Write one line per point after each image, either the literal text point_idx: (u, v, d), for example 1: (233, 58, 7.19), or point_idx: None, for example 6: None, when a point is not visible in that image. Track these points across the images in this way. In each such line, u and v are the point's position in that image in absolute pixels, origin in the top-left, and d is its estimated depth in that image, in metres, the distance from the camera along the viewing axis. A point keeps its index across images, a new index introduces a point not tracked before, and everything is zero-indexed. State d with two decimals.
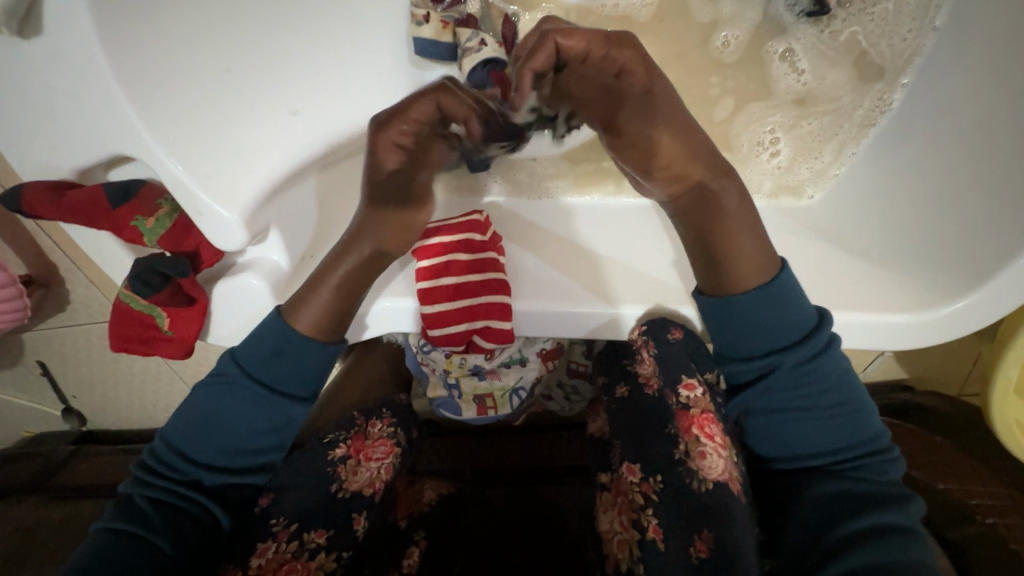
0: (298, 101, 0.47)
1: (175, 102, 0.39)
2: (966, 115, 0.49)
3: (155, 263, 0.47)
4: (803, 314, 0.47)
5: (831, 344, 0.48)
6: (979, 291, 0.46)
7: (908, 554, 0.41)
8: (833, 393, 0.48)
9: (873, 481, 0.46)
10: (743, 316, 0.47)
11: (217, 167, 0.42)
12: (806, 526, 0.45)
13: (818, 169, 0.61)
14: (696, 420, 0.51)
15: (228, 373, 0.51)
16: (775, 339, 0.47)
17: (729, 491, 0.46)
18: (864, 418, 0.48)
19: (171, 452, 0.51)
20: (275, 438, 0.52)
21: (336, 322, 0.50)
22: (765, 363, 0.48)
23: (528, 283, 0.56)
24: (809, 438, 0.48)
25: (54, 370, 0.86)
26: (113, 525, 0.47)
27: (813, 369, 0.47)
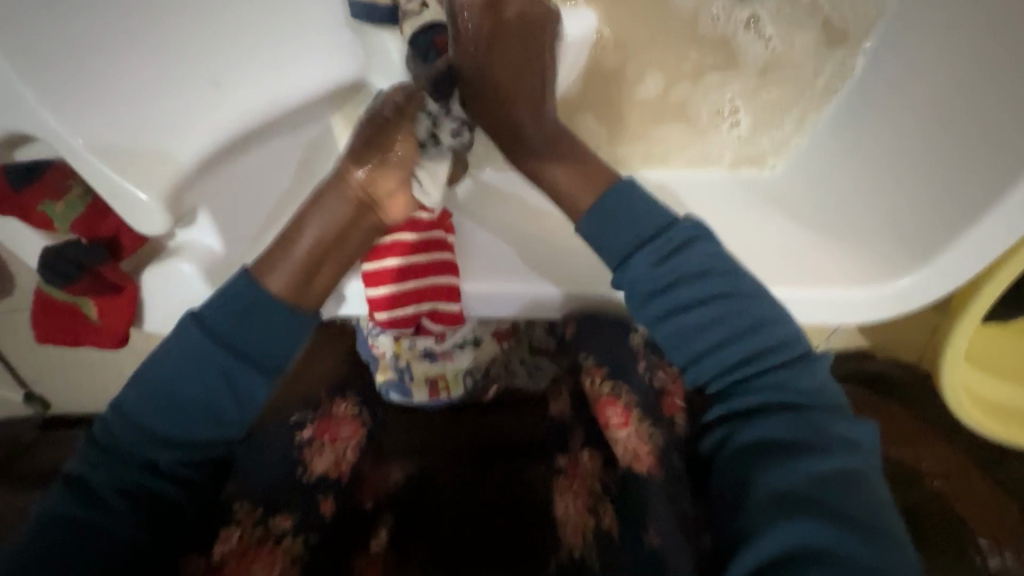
0: (219, 71, 0.41)
1: (69, 73, 0.36)
2: (930, 80, 0.48)
3: (69, 252, 0.45)
4: (648, 211, 0.47)
5: (692, 236, 0.48)
6: (923, 269, 0.48)
7: (847, 499, 0.42)
8: (705, 282, 0.47)
9: (795, 410, 0.46)
10: (608, 221, 0.47)
11: (130, 147, 0.39)
12: (734, 474, 0.45)
13: (780, 138, 0.58)
14: (600, 405, 0.57)
15: (187, 336, 0.44)
16: (633, 234, 0.47)
17: (637, 471, 0.51)
18: (754, 313, 0.47)
19: (126, 425, 0.45)
20: (235, 411, 0.46)
21: (306, 287, 0.45)
22: (631, 267, 0.47)
23: (478, 262, 0.54)
24: (704, 336, 0.47)
25: (10, 355, 0.83)
26: (62, 510, 0.43)
27: (677, 262, 0.47)
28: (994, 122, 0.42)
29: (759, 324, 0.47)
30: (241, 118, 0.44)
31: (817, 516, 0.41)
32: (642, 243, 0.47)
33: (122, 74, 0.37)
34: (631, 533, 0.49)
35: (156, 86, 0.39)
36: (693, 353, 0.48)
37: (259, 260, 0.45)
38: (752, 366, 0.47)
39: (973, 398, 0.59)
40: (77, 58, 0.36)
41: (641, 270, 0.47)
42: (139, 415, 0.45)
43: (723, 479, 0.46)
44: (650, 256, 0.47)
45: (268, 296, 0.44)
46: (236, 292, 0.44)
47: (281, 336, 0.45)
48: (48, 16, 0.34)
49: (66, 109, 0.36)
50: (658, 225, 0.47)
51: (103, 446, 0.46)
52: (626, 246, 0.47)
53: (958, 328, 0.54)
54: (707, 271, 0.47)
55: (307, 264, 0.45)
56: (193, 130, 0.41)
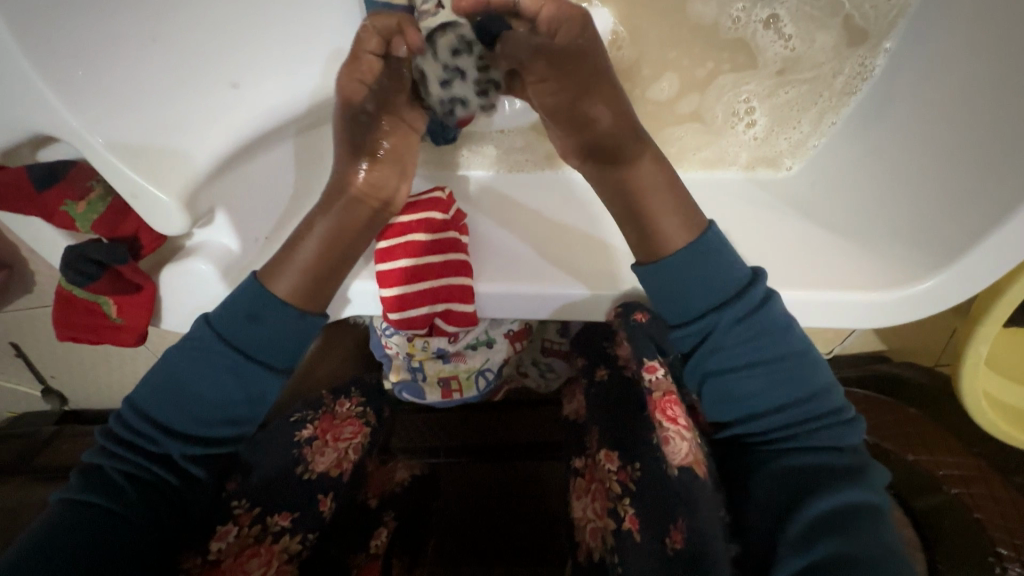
0: (239, 73, 0.42)
1: (93, 76, 0.36)
2: (952, 80, 0.47)
3: (89, 251, 0.45)
4: (729, 273, 0.47)
5: (766, 299, 0.48)
6: (945, 272, 0.46)
7: (875, 534, 0.42)
8: (766, 342, 0.48)
9: (834, 453, 0.47)
10: (675, 275, 0.48)
11: (148, 146, 0.39)
12: (770, 507, 0.45)
13: (796, 139, 0.58)
14: (660, 402, 0.48)
15: (201, 338, 0.47)
16: (707, 298, 0.48)
17: (695, 475, 0.45)
18: (810, 370, 0.49)
19: (142, 417, 0.47)
20: (246, 409, 0.49)
21: (314, 292, 0.49)
22: (697, 326, 0.49)
23: (492, 262, 0.54)
24: (759, 396, 0.48)
25: (31, 351, 0.84)
26: (79, 495, 0.44)
27: (752, 324, 0.47)
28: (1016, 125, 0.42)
29: (811, 386, 0.48)
30: (256, 118, 0.44)
31: (850, 539, 0.42)
32: (716, 306, 0.48)
33: (142, 75, 0.38)
34: (656, 541, 0.47)
35: (176, 86, 0.39)
36: (745, 410, 0.49)
37: (265, 265, 0.48)
38: (799, 420, 0.48)
39: (994, 404, 0.58)
40: (107, 71, 0.36)
41: (706, 331, 0.49)
42: (155, 409, 0.47)
43: (757, 508, 0.46)
44: (723, 318, 0.48)
45: (270, 296, 0.47)
46: (243, 298, 0.47)
47: (290, 338, 0.48)
48: (79, 34, 0.34)
49: (96, 120, 0.37)
50: (736, 287, 0.47)
51: (119, 438, 0.47)
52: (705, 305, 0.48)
53: (980, 332, 0.53)
54: (774, 335, 0.48)
55: (308, 271, 0.48)
56: (213, 130, 0.42)
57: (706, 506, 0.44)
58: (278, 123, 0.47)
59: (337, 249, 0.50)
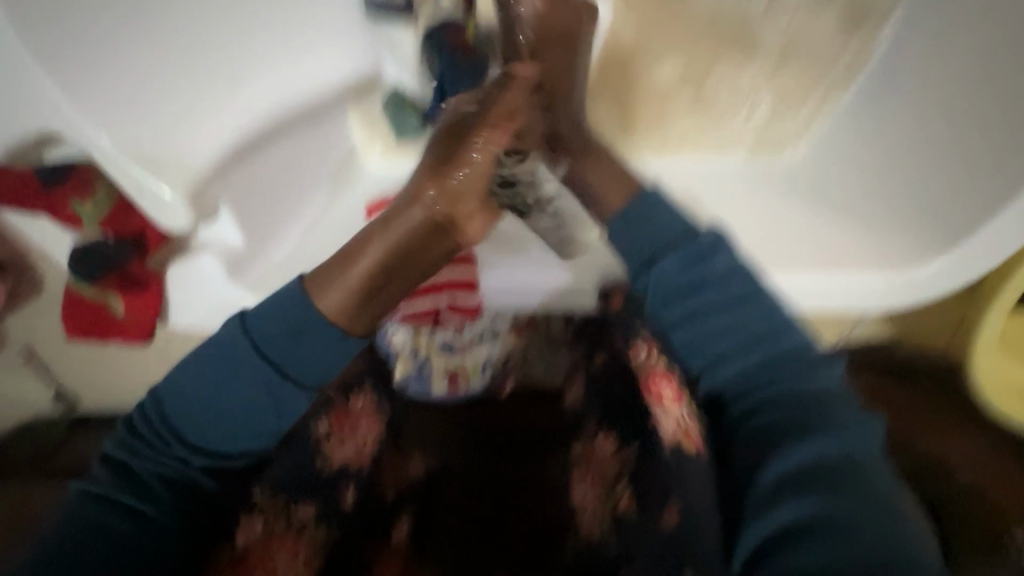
0: (239, 69, 0.44)
1: (102, 79, 0.36)
2: (959, 56, 0.47)
3: (93, 249, 0.46)
4: (671, 224, 0.48)
5: (715, 249, 0.48)
6: (950, 252, 0.47)
7: (852, 487, 0.41)
8: (724, 286, 0.48)
9: (804, 402, 0.45)
10: (625, 223, 0.48)
11: (155, 143, 0.39)
12: (744, 467, 0.45)
13: (800, 123, 0.56)
14: (652, 378, 0.52)
15: (239, 343, 0.44)
16: (648, 244, 0.48)
17: (686, 451, 0.47)
18: (768, 313, 0.48)
19: (166, 418, 0.45)
20: (276, 425, 0.45)
21: (361, 312, 0.43)
22: (653, 273, 0.48)
23: (497, 252, 0.55)
24: (720, 341, 0.48)
25: (41, 354, 0.84)
26: (101, 490, 0.44)
27: (702, 269, 0.47)
28: (1013, 101, 0.43)
29: (773, 333, 0.47)
30: (255, 113, 0.46)
31: (822, 490, 0.41)
32: (663, 247, 0.47)
33: (148, 74, 0.38)
34: (647, 515, 0.48)
35: (180, 84, 0.40)
36: (708, 356, 0.49)
37: (312, 274, 0.43)
38: (764, 366, 0.47)
39: None
40: (116, 76, 0.37)
41: (666, 279, 0.47)
42: (184, 409, 0.44)
43: (738, 463, 0.46)
44: (676, 263, 0.47)
45: (316, 313, 0.43)
46: (287, 313, 0.43)
47: (325, 355, 0.44)
48: (89, 25, 0.35)
49: (102, 116, 0.37)
50: (682, 234, 0.48)
51: (139, 432, 0.46)
52: (650, 252, 0.48)
53: None
54: (722, 279, 0.47)
55: (361, 292, 0.43)
56: (220, 125, 0.44)
57: (693, 487, 0.44)
58: (277, 115, 0.49)
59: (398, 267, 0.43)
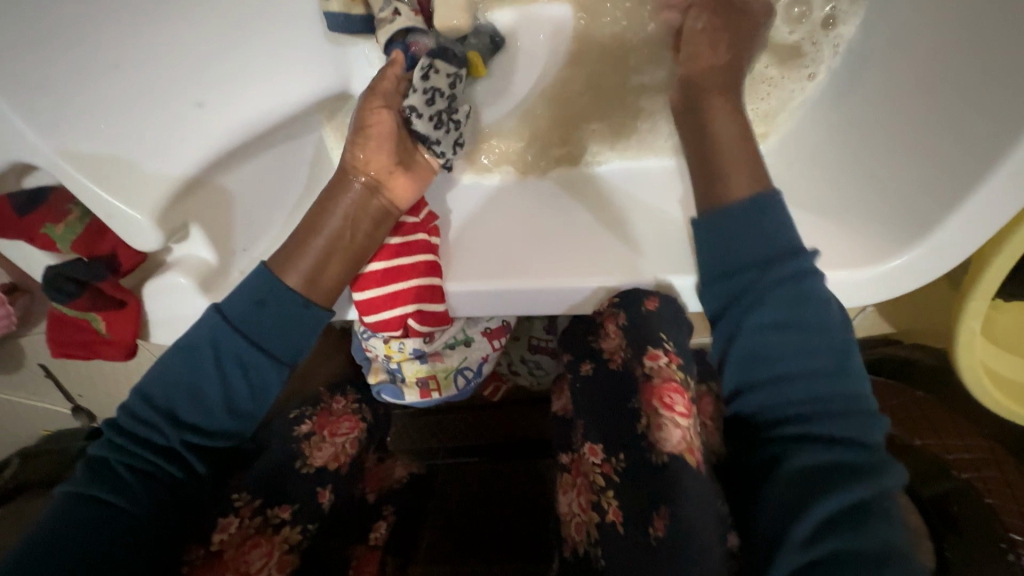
0: (202, 91, 0.43)
1: (62, 107, 0.38)
2: (923, 47, 0.46)
3: (69, 270, 0.48)
4: (766, 238, 0.47)
5: (806, 271, 0.46)
6: (916, 249, 0.45)
7: (882, 533, 0.40)
8: (794, 311, 0.46)
9: (850, 447, 0.44)
10: (730, 231, 0.48)
11: (115, 166, 0.41)
12: (778, 501, 0.44)
13: (768, 119, 0.57)
14: (664, 387, 0.48)
15: (207, 324, 0.47)
16: (756, 257, 0.47)
17: (687, 463, 0.45)
18: (837, 347, 0.47)
19: (147, 406, 0.47)
20: (252, 403, 0.48)
21: (316, 282, 0.48)
22: (728, 286, 0.48)
23: (461, 260, 0.54)
24: (782, 364, 0.47)
25: (57, 370, 0.89)
26: (83, 488, 0.45)
27: (788, 290, 0.46)
28: (975, 93, 0.41)
29: (836, 372, 0.46)
30: (228, 135, 0.46)
31: (849, 533, 0.40)
32: (748, 266, 0.47)
33: (107, 103, 0.40)
34: (637, 527, 0.46)
35: (138, 111, 0.41)
36: (765, 380, 0.48)
37: (275, 255, 0.48)
38: (812, 399, 0.46)
39: (997, 379, 0.56)
40: (73, 102, 0.39)
41: (728, 297, 0.48)
42: (174, 397, 0.47)
43: (769, 497, 0.45)
44: (762, 281, 0.47)
45: (283, 286, 0.47)
46: (254, 287, 0.47)
47: (295, 327, 0.48)
48: (36, 61, 0.37)
49: (66, 144, 0.39)
50: (766, 257, 0.47)
51: (122, 429, 0.47)
52: (739, 265, 0.48)
53: (969, 307, 0.51)
54: (802, 304, 0.46)
55: (321, 258, 0.48)
56: (185, 148, 0.44)
57: (694, 498, 0.44)
58: (254, 133, 0.48)
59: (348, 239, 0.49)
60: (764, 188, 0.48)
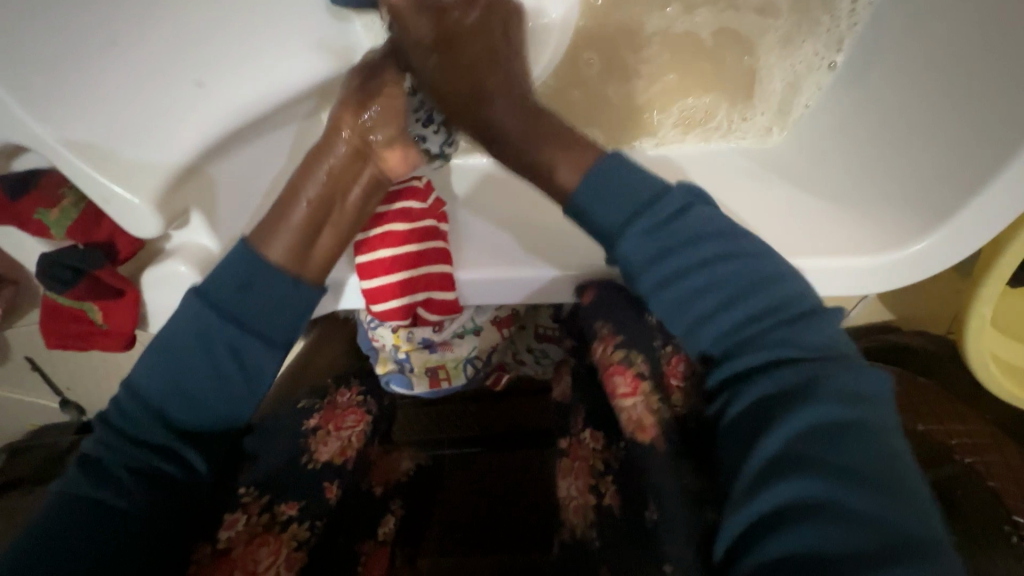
0: (203, 70, 0.42)
1: (57, 85, 0.36)
2: (943, 24, 0.45)
3: (63, 258, 0.46)
4: (611, 206, 0.43)
5: (684, 205, 0.44)
6: (937, 233, 0.44)
7: (859, 451, 0.36)
8: (696, 249, 0.43)
9: (798, 366, 0.40)
10: (608, 184, 0.43)
11: (115, 147, 0.39)
12: (738, 444, 0.40)
13: (777, 106, 0.57)
14: (609, 372, 0.50)
15: (188, 314, 0.44)
16: (630, 202, 0.43)
17: (639, 442, 0.45)
18: (749, 266, 0.43)
19: (133, 397, 0.45)
20: (245, 386, 0.46)
21: (304, 256, 0.46)
22: (627, 227, 0.43)
23: (475, 248, 0.52)
24: (700, 305, 0.43)
25: (44, 364, 0.87)
26: (79, 488, 0.43)
27: (668, 231, 0.43)
28: (992, 77, 0.41)
29: (759, 283, 0.43)
30: (229, 118, 0.44)
31: (820, 471, 0.36)
32: (632, 211, 0.43)
33: (105, 79, 0.38)
34: (636, 514, 0.44)
35: (140, 90, 0.39)
36: (687, 326, 0.44)
37: (255, 229, 0.46)
38: (753, 336, 0.42)
39: (1001, 366, 0.56)
40: (71, 80, 0.37)
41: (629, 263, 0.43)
42: (162, 390, 0.45)
43: (717, 451, 0.42)
44: (631, 236, 0.43)
45: (265, 260, 0.45)
46: (234, 268, 0.44)
47: (283, 309, 0.46)
48: (30, 38, 0.35)
49: (61, 124, 0.37)
50: (622, 219, 0.43)
51: (115, 429, 0.46)
52: (614, 222, 0.43)
53: (981, 294, 0.51)
54: (693, 241, 0.43)
55: (306, 229, 0.46)
56: (187, 131, 0.42)
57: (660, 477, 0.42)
58: (259, 112, 0.46)
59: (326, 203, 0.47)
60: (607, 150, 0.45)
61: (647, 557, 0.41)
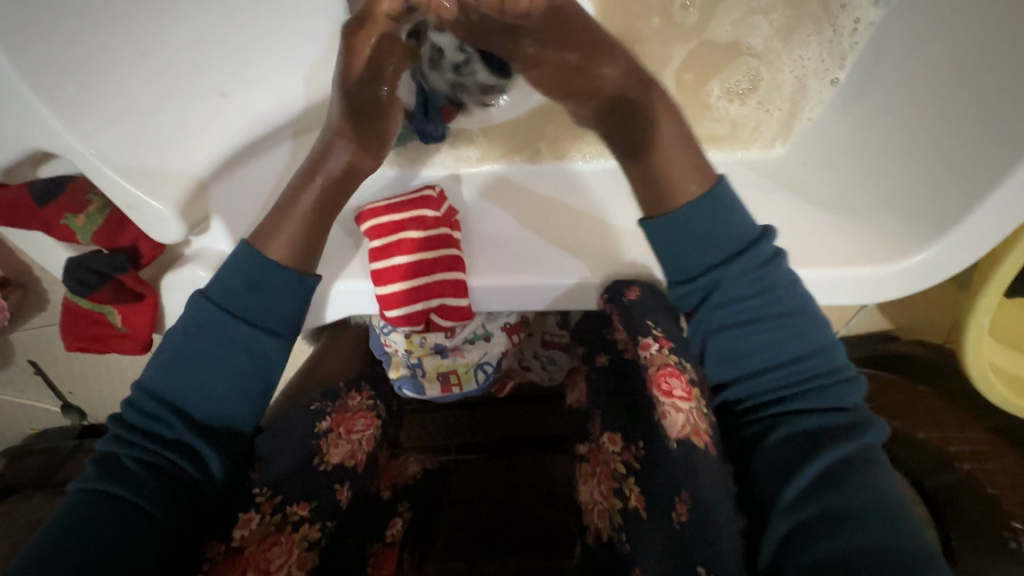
0: (228, 82, 0.42)
1: (89, 94, 0.37)
2: (942, 45, 0.46)
3: (88, 262, 0.47)
4: (729, 231, 0.44)
5: (773, 254, 0.45)
6: (936, 243, 0.45)
7: (882, 489, 0.39)
8: (779, 298, 0.44)
9: (838, 412, 0.43)
10: (676, 229, 0.45)
11: (141, 155, 0.41)
12: (773, 469, 0.42)
13: (779, 121, 0.58)
14: (660, 375, 0.47)
15: (198, 306, 0.46)
16: (716, 249, 0.44)
17: (695, 447, 0.43)
18: (813, 324, 0.45)
19: (150, 399, 0.46)
20: (254, 378, 0.47)
21: (306, 249, 0.48)
22: (696, 286, 0.45)
23: (487, 256, 0.54)
24: (760, 357, 0.45)
25: (48, 367, 0.87)
26: (98, 487, 0.44)
27: (757, 277, 0.44)
28: (989, 95, 0.42)
29: (821, 345, 0.44)
30: (251, 124, 0.45)
31: (848, 499, 0.38)
32: (719, 258, 0.44)
33: (135, 90, 0.39)
34: (663, 514, 0.44)
35: (168, 100, 0.40)
36: (748, 369, 0.45)
37: (256, 231, 0.48)
38: (804, 384, 0.44)
39: (999, 374, 0.58)
40: (103, 92, 0.38)
41: (700, 298, 0.46)
42: (178, 388, 0.46)
43: (753, 478, 0.43)
44: (722, 279, 0.45)
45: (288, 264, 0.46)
46: (243, 266, 0.46)
47: (287, 302, 0.47)
48: (65, 45, 0.35)
49: (89, 132, 0.38)
50: (719, 252, 0.44)
51: (128, 425, 0.46)
52: (701, 263, 0.45)
53: (980, 302, 0.52)
54: (775, 290, 0.44)
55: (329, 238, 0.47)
56: (208, 139, 0.44)
57: (706, 478, 0.42)
58: (280, 123, 0.48)
59: (326, 205, 0.48)
60: (710, 181, 0.45)
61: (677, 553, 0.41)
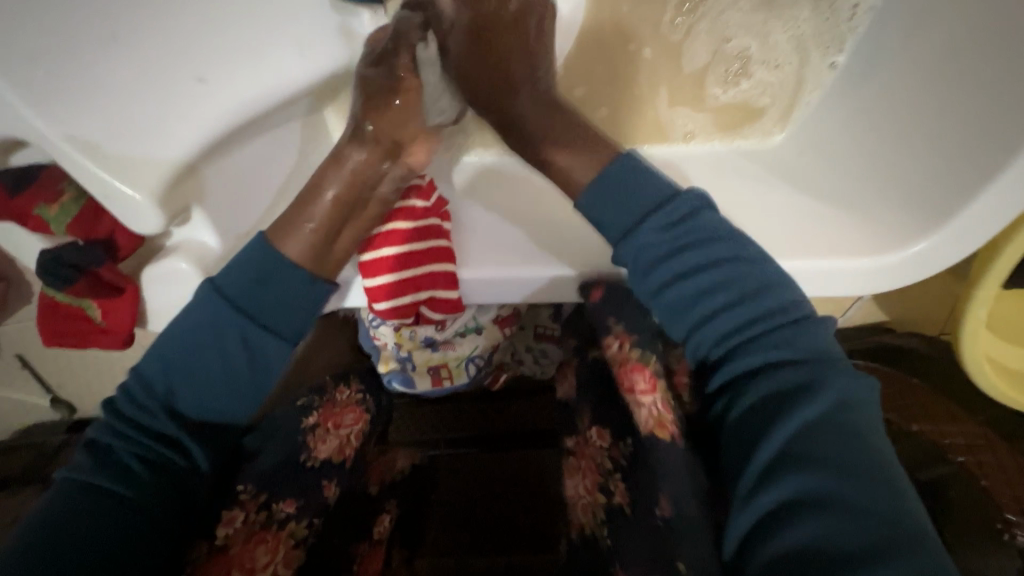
0: (205, 66, 0.40)
1: (56, 80, 0.36)
2: (942, 31, 0.45)
3: (62, 254, 0.46)
4: (648, 185, 0.45)
5: (694, 207, 0.45)
6: (935, 232, 0.45)
7: (851, 451, 0.39)
8: (710, 246, 0.44)
9: (794, 366, 0.42)
10: (612, 186, 0.45)
11: (115, 143, 0.39)
12: (739, 444, 0.42)
13: (776, 110, 0.57)
14: (625, 369, 0.48)
15: (201, 297, 0.44)
16: (639, 203, 0.45)
17: (658, 439, 0.45)
18: (754, 267, 0.44)
19: (148, 392, 0.45)
20: (251, 377, 0.45)
21: (320, 254, 0.47)
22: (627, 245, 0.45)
23: (478, 247, 0.53)
24: (708, 320, 0.44)
25: (34, 361, 0.85)
26: (88, 479, 0.42)
27: (682, 228, 0.44)
28: (991, 84, 0.41)
29: (768, 286, 0.44)
30: (235, 108, 0.43)
31: (815, 470, 0.38)
32: (641, 214, 0.45)
33: (105, 75, 0.37)
34: (646, 511, 0.44)
35: (140, 87, 0.38)
36: (695, 326, 0.45)
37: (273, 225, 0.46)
38: (757, 341, 0.43)
39: (995, 366, 0.57)
40: (71, 79, 0.36)
41: (637, 257, 0.45)
42: (173, 380, 0.45)
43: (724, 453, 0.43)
44: (649, 233, 0.44)
45: (283, 258, 0.45)
46: (254, 261, 0.44)
47: (294, 303, 0.46)
48: (33, 31, 0.34)
49: (59, 119, 0.37)
50: (641, 211, 0.45)
51: (121, 415, 0.45)
52: (628, 220, 0.45)
53: (977, 294, 0.52)
54: (704, 241, 0.44)
55: (321, 230, 0.46)
56: (186, 126, 0.41)
57: (674, 473, 0.43)
58: (267, 105, 0.46)
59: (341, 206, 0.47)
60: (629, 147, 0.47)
61: (660, 552, 0.41)
